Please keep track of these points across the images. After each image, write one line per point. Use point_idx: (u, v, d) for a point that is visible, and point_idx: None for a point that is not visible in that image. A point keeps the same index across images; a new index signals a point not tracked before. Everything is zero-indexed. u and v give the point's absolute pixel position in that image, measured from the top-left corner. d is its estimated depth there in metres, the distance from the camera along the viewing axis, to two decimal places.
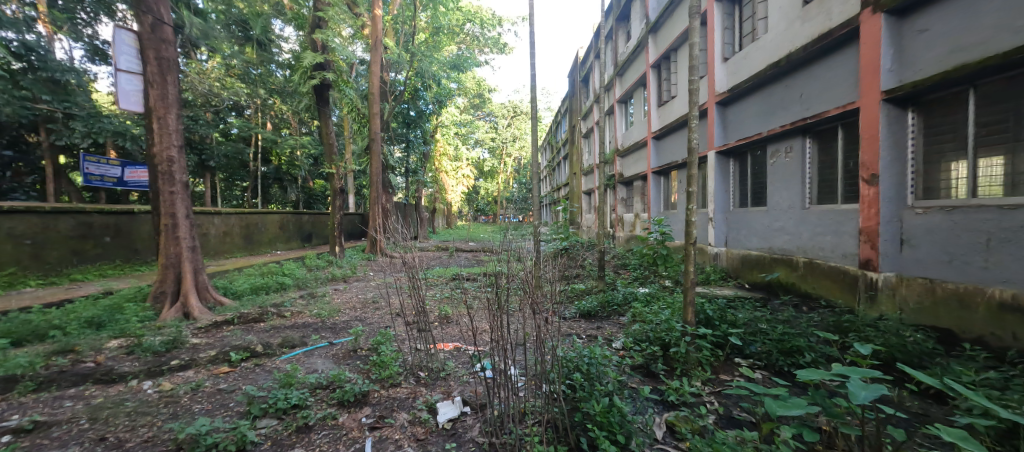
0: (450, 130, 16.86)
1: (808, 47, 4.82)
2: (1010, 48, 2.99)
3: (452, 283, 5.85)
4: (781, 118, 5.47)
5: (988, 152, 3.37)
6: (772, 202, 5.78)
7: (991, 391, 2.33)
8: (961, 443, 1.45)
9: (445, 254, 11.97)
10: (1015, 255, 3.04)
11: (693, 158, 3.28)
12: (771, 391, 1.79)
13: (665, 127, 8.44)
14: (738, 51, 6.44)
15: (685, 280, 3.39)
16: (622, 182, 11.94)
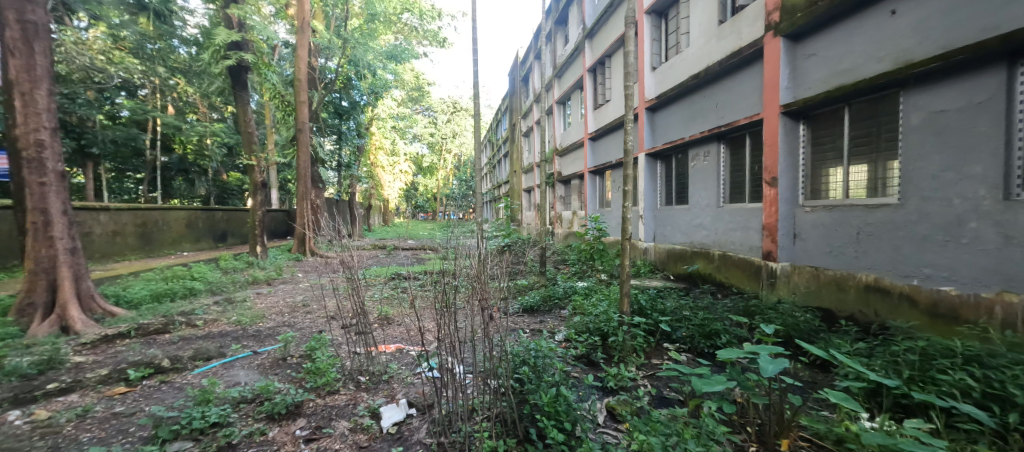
0: (387, 123, 16.13)
1: (721, 62, 5.40)
2: (874, 75, 3.64)
3: (392, 283, 5.65)
4: (699, 125, 6.06)
5: (857, 160, 4.00)
6: (693, 201, 6.38)
7: (861, 359, 2.82)
8: (843, 403, 1.74)
9: (383, 252, 11.45)
10: (877, 246, 3.71)
11: (629, 158, 3.50)
12: (697, 372, 2.00)
13: (601, 128, 8.91)
14: (665, 62, 7.00)
15: (620, 273, 3.63)
16: (560, 180, 12.34)
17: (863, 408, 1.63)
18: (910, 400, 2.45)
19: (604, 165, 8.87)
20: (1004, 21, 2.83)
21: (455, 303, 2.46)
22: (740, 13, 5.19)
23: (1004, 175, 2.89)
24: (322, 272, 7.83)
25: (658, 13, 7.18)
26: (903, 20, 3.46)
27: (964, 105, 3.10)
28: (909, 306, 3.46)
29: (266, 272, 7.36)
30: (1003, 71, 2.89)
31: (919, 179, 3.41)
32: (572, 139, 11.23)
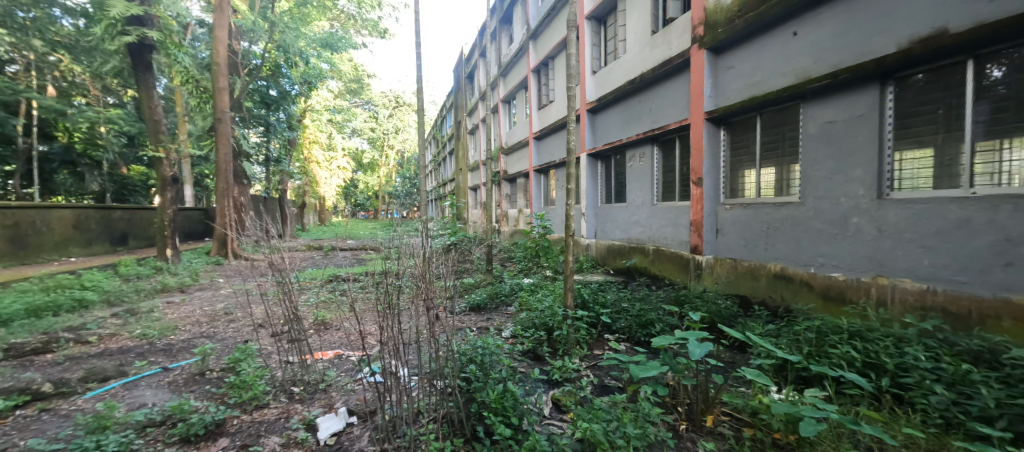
0: (323, 116, 15.14)
1: (653, 70, 5.78)
2: (780, 88, 4.13)
3: (330, 286, 5.32)
4: (634, 128, 6.45)
5: (767, 164, 4.49)
6: (630, 199, 6.76)
7: (771, 339, 3.19)
8: (758, 379, 1.96)
9: (319, 253, 10.75)
10: (784, 239, 4.21)
11: (573, 157, 3.61)
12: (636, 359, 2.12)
13: (545, 128, 9.11)
14: (604, 66, 7.31)
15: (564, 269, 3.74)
16: (507, 179, 12.41)
17: (772, 383, 1.85)
18: (809, 372, 2.81)
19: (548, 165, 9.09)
20: (878, 47, 3.37)
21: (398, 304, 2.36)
22: (669, 25, 5.59)
23: (878, 178, 3.43)
24: (247, 277, 7.14)
25: (597, 19, 7.49)
26: (803, 41, 3.96)
27: (848, 117, 3.63)
28: (808, 291, 3.97)
29: (179, 279, 6.55)
30: (876, 90, 3.42)
31: (816, 180, 3.92)
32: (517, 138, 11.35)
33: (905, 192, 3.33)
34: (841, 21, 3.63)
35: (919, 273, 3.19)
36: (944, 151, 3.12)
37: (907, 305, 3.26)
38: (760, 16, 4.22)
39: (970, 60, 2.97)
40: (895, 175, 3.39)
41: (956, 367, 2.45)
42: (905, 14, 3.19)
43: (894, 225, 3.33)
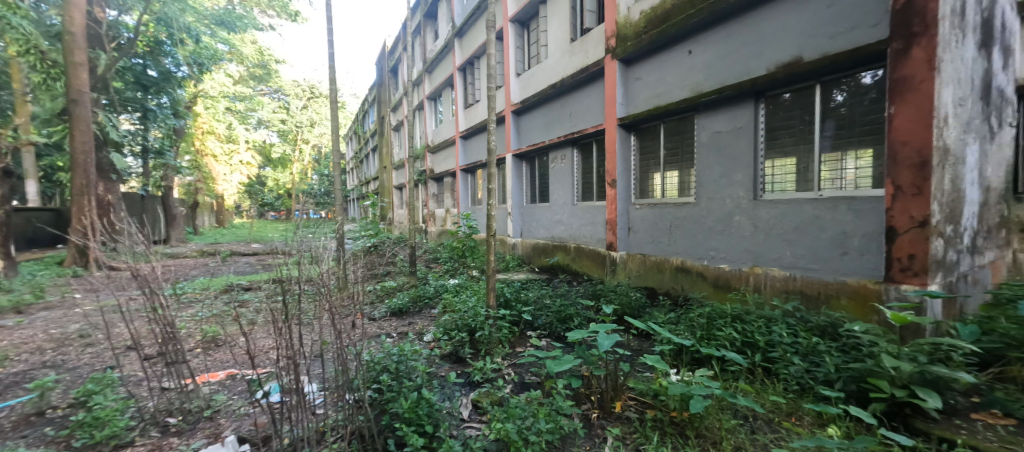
0: (221, 103, 13.33)
1: (571, 76, 6.10)
2: (679, 100, 4.64)
3: (228, 299, 4.75)
4: (555, 131, 6.76)
5: (670, 168, 5.00)
6: (553, 199, 7.04)
7: (671, 327, 3.56)
8: (657, 365, 2.17)
9: (216, 259, 9.46)
10: (684, 235, 4.73)
11: (493, 159, 3.63)
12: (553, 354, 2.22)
13: (471, 127, 9.07)
14: (528, 69, 7.51)
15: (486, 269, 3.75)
16: (434, 177, 12.08)
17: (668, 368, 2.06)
18: (701, 353, 3.18)
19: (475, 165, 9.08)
20: (753, 69, 3.96)
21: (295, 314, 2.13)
22: (585, 35, 5.94)
23: (754, 182, 4.04)
24: (111, 291, 5.98)
25: (520, 23, 7.66)
26: (697, 59, 4.50)
27: (731, 128, 4.21)
28: (703, 281, 4.51)
29: (15, 296, 5.26)
30: (751, 105, 4.02)
31: (708, 183, 4.47)
32: (444, 137, 11.12)
33: (775, 194, 3.96)
34: (727, 43, 4.20)
35: (785, 261, 3.81)
36: (802, 159, 3.76)
37: (777, 290, 3.88)
38: (661, 33, 4.68)
39: (818, 85, 3.62)
40: (767, 180, 4.02)
41: (807, 342, 2.93)
42: (773, 42, 3.80)
43: (768, 221, 3.93)
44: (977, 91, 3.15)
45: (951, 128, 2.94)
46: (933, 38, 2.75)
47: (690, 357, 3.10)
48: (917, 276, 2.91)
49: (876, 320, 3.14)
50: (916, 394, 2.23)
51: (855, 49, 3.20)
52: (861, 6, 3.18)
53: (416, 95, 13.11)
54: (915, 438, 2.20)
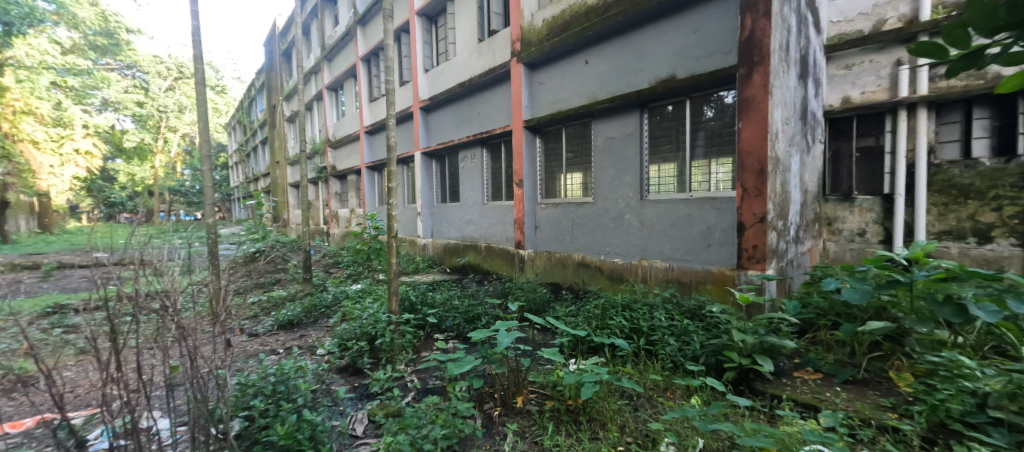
0: (44, 77, 10.60)
1: (479, 76, 6.17)
2: (577, 106, 4.98)
3: (50, 325, 3.85)
4: (465, 130, 6.79)
5: (573, 170, 5.33)
6: (463, 199, 7.04)
7: (571, 320, 3.81)
8: (554, 357, 2.28)
9: (36, 274, 7.54)
10: (585, 232, 5.08)
11: (393, 156, 3.52)
12: (454, 356, 2.22)
13: (377, 124, 8.66)
14: (436, 66, 7.39)
15: (389, 272, 3.61)
16: (335, 175, 11.19)
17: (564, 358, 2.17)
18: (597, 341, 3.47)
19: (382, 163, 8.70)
20: (638, 82, 4.43)
21: (128, 343, 1.78)
22: (492, 37, 6.05)
23: (641, 184, 4.53)
24: None
25: (428, 18, 7.50)
26: (592, 69, 4.88)
27: (622, 134, 4.66)
28: (601, 275, 4.90)
29: None
30: (637, 115, 4.49)
31: (603, 184, 4.88)
32: (346, 132, 10.43)
33: (657, 194, 4.48)
34: (617, 57, 4.62)
35: (666, 254, 4.32)
36: (679, 165, 4.30)
37: (660, 280, 4.37)
38: (561, 42, 4.97)
39: (689, 100, 4.18)
40: (653, 182, 4.51)
41: (681, 324, 3.34)
42: (654, 59, 4.30)
43: (653, 219, 4.42)
44: (797, 114, 3.97)
45: (781, 142, 3.65)
46: (765, 69, 3.41)
47: (587, 346, 3.37)
48: (757, 263, 3.56)
49: (733, 301, 3.73)
50: (757, 360, 2.72)
51: (714, 71, 3.78)
52: (719, 36, 3.80)
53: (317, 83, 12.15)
54: (754, 398, 2.66)
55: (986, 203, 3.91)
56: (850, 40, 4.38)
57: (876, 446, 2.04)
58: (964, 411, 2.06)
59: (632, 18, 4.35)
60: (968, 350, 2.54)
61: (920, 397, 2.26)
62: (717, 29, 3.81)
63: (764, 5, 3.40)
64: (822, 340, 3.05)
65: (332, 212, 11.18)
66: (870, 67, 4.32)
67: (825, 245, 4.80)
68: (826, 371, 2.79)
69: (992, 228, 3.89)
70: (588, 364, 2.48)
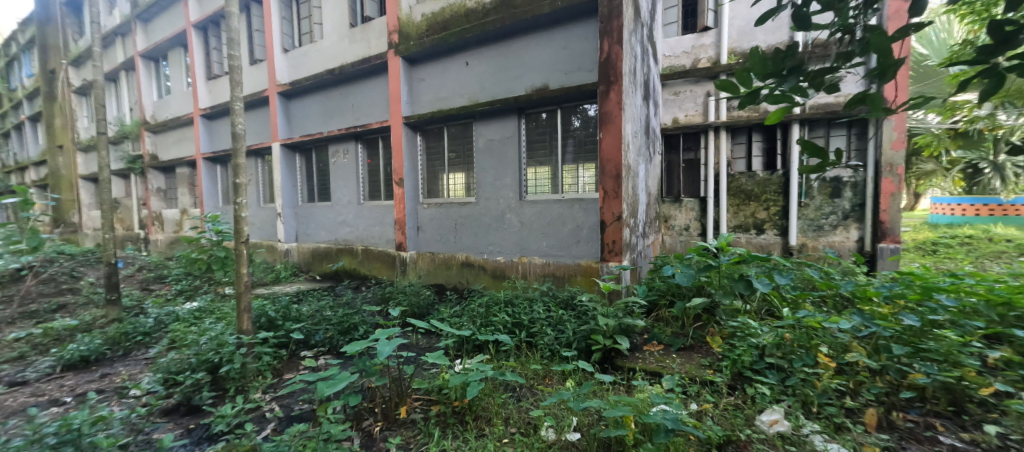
0: None
1: (352, 64, 5.77)
2: (457, 106, 5.01)
3: None
4: (336, 123, 6.28)
5: (455, 169, 5.36)
6: (334, 198, 6.53)
7: (454, 320, 3.83)
8: (437, 360, 2.24)
9: None
10: (468, 232, 5.16)
11: (240, 146, 3.18)
12: (325, 375, 2.03)
13: (218, 105, 7.75)
14: (297, 47, 6.70)
15: (237, 285, 3.18)
16: (155, 167, 9.49)
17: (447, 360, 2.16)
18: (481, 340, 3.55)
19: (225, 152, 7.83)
20: (515, 88, 4.66)
21: None
22: (368, 24, 5.74)
23: (519, 185, 4.78)
24: None
25: None
26: (472, 71, 4.97)
27: (501, 137, 4.84)
28: (484, 273, 5.03)
29: None
30: (515, 119, 4.72)
31: (485, 185, 5.01)
32: (173, 112, 8.96)
33: (534, 195, 4.77)
34: (496, 62, 4.79)
35: (542, 251, 4.64)
36: (552, 169, 4.66)
37: (538, 275, 4.67)
38: (440, 39, 4.93)
39: (560, 109, 4.56)
40: (530, 184, 4.79)
41: (556, 314, 3.62)
42: (529, 68, 4.57)
43: (531, 218, 4.70)
44: (642, 130, 4.65)
45: (631, 152, 4.23)
46: (619, 88, 3.89)
47: (471, 344, 3.43)
48: (615, 255, 4.07)
49: (598, 290, 4.20)
50: (617, 339, 3.13)
51: (580, 85, 4.20)
52: (585, 54, 4.24)
53: (126, 49, 10.01)
54: (616, 373, 3.04)
55: (761, 205, 5.58)
56: (678, 71, 5.70)
57: (702, 398, 2.49)
58: (751, 360, 2.68)
59: (509, 26, 4.54)
60: (753, 313, 3.26)
61: (727, 354, 2.83)
62: (582, 47, 4.25)
63: (618, 32, 3.87)
64: (663, 316, 3.61)
65: (155, 212, 9.46)
66: (690, 95, 5.73)
67: (664, 239, 6.14)
68: (666, 342, 3.31)
69: (765, 223, 5.57)
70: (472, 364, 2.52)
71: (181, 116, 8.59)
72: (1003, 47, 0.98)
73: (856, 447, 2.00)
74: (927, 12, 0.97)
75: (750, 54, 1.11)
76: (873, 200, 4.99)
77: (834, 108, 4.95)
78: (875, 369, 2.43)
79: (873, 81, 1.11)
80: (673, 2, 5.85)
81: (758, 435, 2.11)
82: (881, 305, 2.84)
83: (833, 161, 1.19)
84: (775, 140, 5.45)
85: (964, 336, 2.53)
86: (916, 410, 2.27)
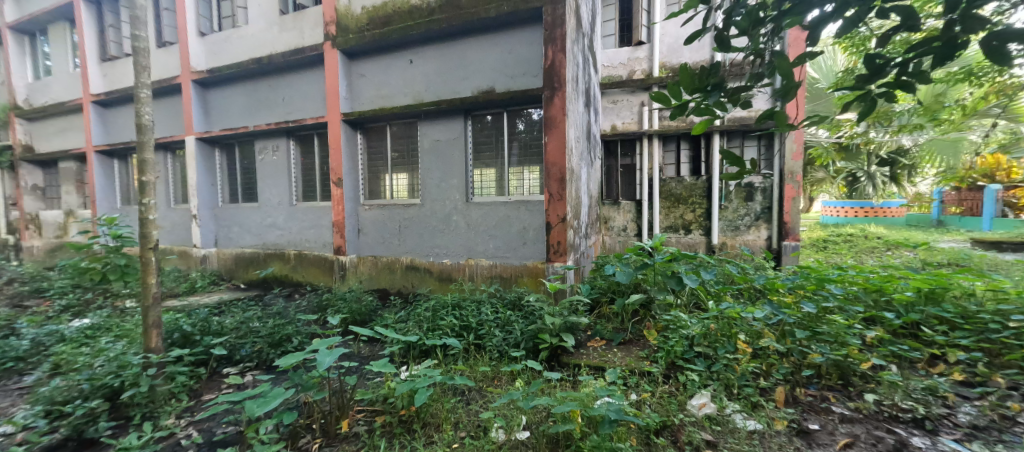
0: None
1: (283, 54, 5.44)
2: (401, 105, 4.89)
3: None
4: (264, 117, 5.87)
5: (398, 170, 5.23)
6: (262, 199, 6.10)
7: (397, 326, 3.72)
8: (383, 369, 2.15)
9: None
10: (412, 234, 5.04)
11: (145, 139, 2.83)
12: (255, 393, 1.87)
13: (117, 91, 7.02)
14: (217, 31, 6.19)
15: (144, 298, 2.82)
16: (30, 160, 8.36)
17: (393, 369, 2.09)
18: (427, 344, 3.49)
19: (124, 146, 7.15)
20: (461, 90, 4.64)
21: None
22: (301, 12, 5.44)
23: (466, 187, 4.76)
24: None
25: None
26: (416, 69, 4.88)
27: (447, 138, 4.79)
28: (430, 276, 4.94)
29: None
30: (461, 120, 4.70)
31: (430, 186, 4.93)
32: (56, 96, 7.95)
33: (480, 197, 4.79)
34: (441, 63, 4.74)
35: (489, 252, 4.66)
36: (498, 171, 4.71)
37: (485, 276, 4.68)
38: (382, 35, 4.77)
39: (506, 112, 4.62)
40: (476, 185, 4.80)
41: (504, 315, 3.67)
42: (475, 71, 4.59)
43: (477, 219, 4.70)
44: (584, 135, 4.83)
45: (574, 156, 4.38)
46: (563, 94, 4.01)
47: (418, 350, 3.36)
48: (560, 256, 4.19)
49: (544, 290, 4.31)
50: (563, 337, 3.23)
51: (526, 90, 4.28)
52: (530, 60, 4.34)
53: None
54: (563, 370, 3.12)
55: (688, 207, 6.03)
56: (616, 81, 6.01)
57: (641, 388, 2.63)
58: (682, 350, 2.88)
59: (454, 27, 4.50)
60: (683, 307, 3.49)
61: (661, 345, 3.01)
62: (528, 53, 4.34)
63: (561, 41, 3.98)
64: (605, 313, 3.76)
65: (32, 214, 8.33)
66: (626, 104, 6.05)
67: (603, 239, 6.43)
68: (608, 338, 3.46)
69: (691, 224, 6.02)
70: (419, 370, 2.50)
71: (67, 102, 7.64)
72: (874, 77, 1.18)
73: (770, 422, 2.22)
74: (820, 44, 1.13)
75: (681, 69, 1.21)
76: (779, 204, 5.58)
77: (748, 122, 5.46)
78: (782, 351, 2.73)
79: (779, 98, 1.26)
80: (611, 15, 6.12)
81: (689, 418, 2.27)
82: (786, 294, 3.29)
83: (749, 170, 1.33)
84: (699, 149, 5.89)
85: (849, 319, 2.93)
86: (815, 385, 2.57)
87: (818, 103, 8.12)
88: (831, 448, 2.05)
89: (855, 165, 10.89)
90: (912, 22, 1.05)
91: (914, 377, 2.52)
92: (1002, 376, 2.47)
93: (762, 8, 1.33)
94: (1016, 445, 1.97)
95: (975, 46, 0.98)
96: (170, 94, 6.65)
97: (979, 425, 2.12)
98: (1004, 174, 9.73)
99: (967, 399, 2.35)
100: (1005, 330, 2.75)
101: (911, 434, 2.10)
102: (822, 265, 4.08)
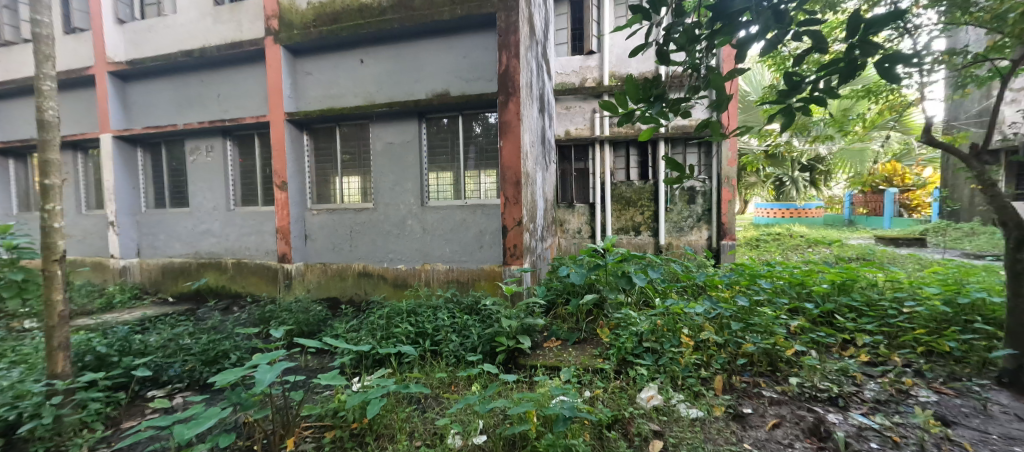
0: None
1: (219, 48, 5.08)
2: (351, 106, 4.73)
3: None
4: (197, 115, 5.45)
5: (348, 173, 5.06)
6: (193, 204, 5.66)
7: (349, 337, 3.57)
8: (330, 382, 2.01)
9: None
10: (365, 240, 4.88)
11: (49, 137, 2.52)
12: (182, 416, 1.70)
13: (13, 82, 6.25)
14: (138, 19, 5.68)
15: (47, 317, 2.51)
16: None
17: (339, 381, 1.95)
18: (381, 354, 3.37)
19: (22, 144, 6.37)
20: (415, 91, 4.57)
21: None
22: (238, 4, 5.12)
23: (420, 191, 4.68)
24: None
25: None
26: (367, 69, 4.74)
27: (401, 140, 4.70)
28: (384, 283, 4.80)
29: None
30: (415, 123, 4.62)
31: (383, 190, 4.80)
32: None
33: (434, 201, 4.73)
34: (393, 63, 4.64)
35: (445, 257, 4.61)
36: (453, 174, 4.69)
37: (442, 281, 4.62)
38: (330, 33, 4.59)
39: (461, 116, 4.62)
40: (432, 189, 4.74)
41: (461, 320, 3.63)
42: (429, 74, 4.53)
43: (433, 224, 4.64)
44: (539, 139, 4.90)
45: (529, 160, 4.44)
46: (517, 99, 4.06)
47: (371, 360, 3.25)
48: (517, 259, 4.23)
49: (501, 293, 4.33)
50: (520, 339, 3.27)
51: (481, 94, 4.31)
52: (484, 65, 4.37)
53: None
54: (519, 371, 3.14)
55: (638, 210, 6.31)
56: (569, 88, 6.17)
57: (593, 385, 2.70)
58: (632, 346, 2.98)
59: (407, 28, 4.43)
60: (633, 304, 3.65)
61: (613, 342, 3.11)
62: (482, 58, 4.37)
63: (515, 47, 4.03)
64: (560, 314, 3.83)
65: None
66: (579, 111, 6.23)
67: (559, 241, 6.57)
68: (563, 337, 3.52)
69: (641, 225, 6.30)
70: (372, 380, 2.41)
71: None
72: (792, 92, 1.30)
73: (710, 409, 2.36)
74: (747, 60, 1.23)
75: (627, 79, 1.26)
76: (717, 207, 5.95)
77: (688, 130, 5.81)
78: (721, 343, 2.91)
79: (714, 110, 1.35)
80: (563, 24, 6.29)
81: (639, 411, 2.37)
82: (723, 290, 3.51)
83: (688, 174, 1.41)
84: (646, 155, 6.20)
85: (776, 310, 3.20)
86: (747, 372, 2.76)
87: (748, 113, 8.80)
88: (761, 429, 2.21)
89: (781, 171, 11.92)
90: (821, 45, 1.16)
91: (829, 360, 2.78)
92: (898, 355, 2.80)
93: (697, 26, 1.42)
94: (910, 415, 2.24)
95: (872, 67, 1.09)
96: (83, 86, 6.01)
97: (881, 399, 2.39)
98: (899, 178, 11.12)
99: (871, 378, 2.63)
100: (899, 315, 3.12)
101: (827, 411, 2.32)
102: (753, 262, 4.40)
